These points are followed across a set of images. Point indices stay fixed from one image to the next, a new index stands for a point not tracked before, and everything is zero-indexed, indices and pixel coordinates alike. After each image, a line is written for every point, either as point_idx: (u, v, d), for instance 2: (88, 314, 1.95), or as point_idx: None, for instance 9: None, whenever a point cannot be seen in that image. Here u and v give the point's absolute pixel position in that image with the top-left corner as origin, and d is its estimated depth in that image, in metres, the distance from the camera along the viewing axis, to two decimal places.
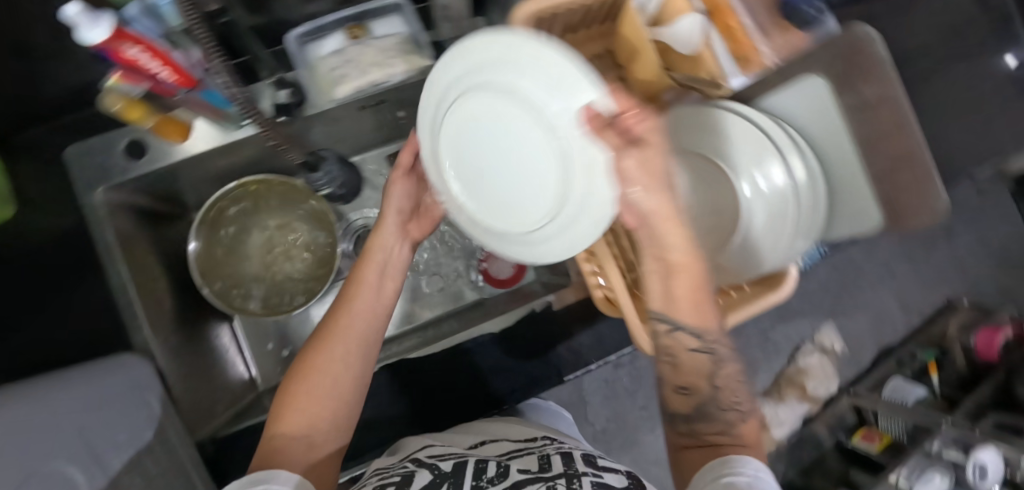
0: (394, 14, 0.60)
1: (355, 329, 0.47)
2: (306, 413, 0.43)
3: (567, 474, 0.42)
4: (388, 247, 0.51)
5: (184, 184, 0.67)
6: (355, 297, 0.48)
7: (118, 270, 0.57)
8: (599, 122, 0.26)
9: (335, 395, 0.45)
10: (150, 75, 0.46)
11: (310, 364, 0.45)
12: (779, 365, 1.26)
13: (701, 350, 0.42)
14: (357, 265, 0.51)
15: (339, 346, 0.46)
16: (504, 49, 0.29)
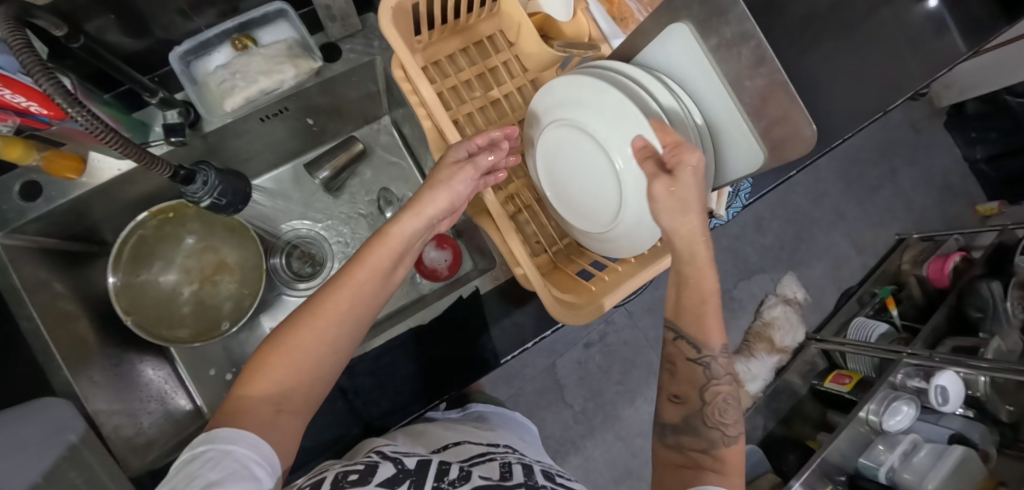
0: (279, 20, 0.60)
1: (356, 307, 0.42)
2: (280, 383, 0.38)
3: (527, 485, 0.43)
4: (411, 237, 0.45)
5: (95, 219, 0.65)
6: (364, 275, 0.42)
7: (29, 314, 0.55)
8: (646, 152, 0.42)
9: (315, 369, 0.40)
10: (17, 109, 0.46)
11: (300, 328, 0.39)
12: (747, 322, 1.28)
13: (697, 361, 0.47)
14: (367, 241, 0.44)
15: (336, 320, 0.41)
16: (590, 96, 0.47)
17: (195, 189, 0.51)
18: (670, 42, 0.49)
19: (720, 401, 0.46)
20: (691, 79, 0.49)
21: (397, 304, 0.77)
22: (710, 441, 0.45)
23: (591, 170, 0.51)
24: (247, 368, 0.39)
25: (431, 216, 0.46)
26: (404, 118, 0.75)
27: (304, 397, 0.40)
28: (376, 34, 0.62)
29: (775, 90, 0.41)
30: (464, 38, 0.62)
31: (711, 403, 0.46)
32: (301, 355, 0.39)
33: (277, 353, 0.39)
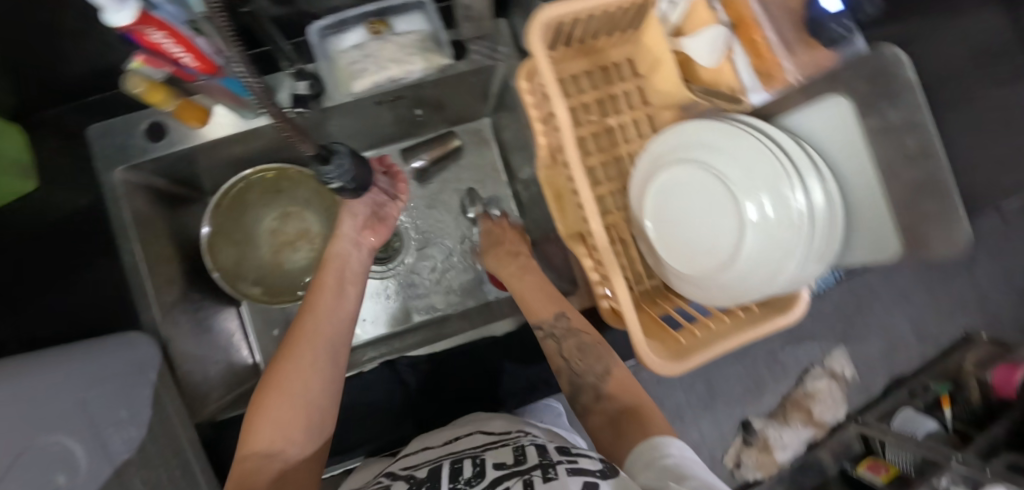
0: (416, 11, 0.60)
1: (322, 335, 0.51)
2: (279, 425, 0.44)
3: (542, 464, 0.40)
4: (343, 254, 0.58)
5: (200, 168, 0.67)
6: (317, 309, 0.53)
7: (132, 249, 0.58)
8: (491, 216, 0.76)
9: (307, 400, 0.47)
10: (173, 60, 0.47)
11: (279, 375, 0.47)
12: (786, 387, 1.22)
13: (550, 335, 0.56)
14: (317, 272, 0.57)
15: (310, 347, 0.49)
16: (728, 141, 0.50)
17: (330, 170, 0.42)
18: (823, 112, 0.48)
19: (576, 349, 0.56)
20: (835, 152, 0.48)
21: (460, 304, 0.77)
22: (592, 387, 0.53)
23: (710, 215, 0.52)
24: (247, 432, 0.45)
25: (350, 234, 0.59)
26: (504, 123, 0.75)
27: (306, 431, 0.46)
28: (504, 40, 0.63)
29: (926, 189, 0.39)
30: (592, 61, 0.61)
31: (571, 354, 0.55)
32: (285, 396, 0.46)
33: (266, 403, 0.45)
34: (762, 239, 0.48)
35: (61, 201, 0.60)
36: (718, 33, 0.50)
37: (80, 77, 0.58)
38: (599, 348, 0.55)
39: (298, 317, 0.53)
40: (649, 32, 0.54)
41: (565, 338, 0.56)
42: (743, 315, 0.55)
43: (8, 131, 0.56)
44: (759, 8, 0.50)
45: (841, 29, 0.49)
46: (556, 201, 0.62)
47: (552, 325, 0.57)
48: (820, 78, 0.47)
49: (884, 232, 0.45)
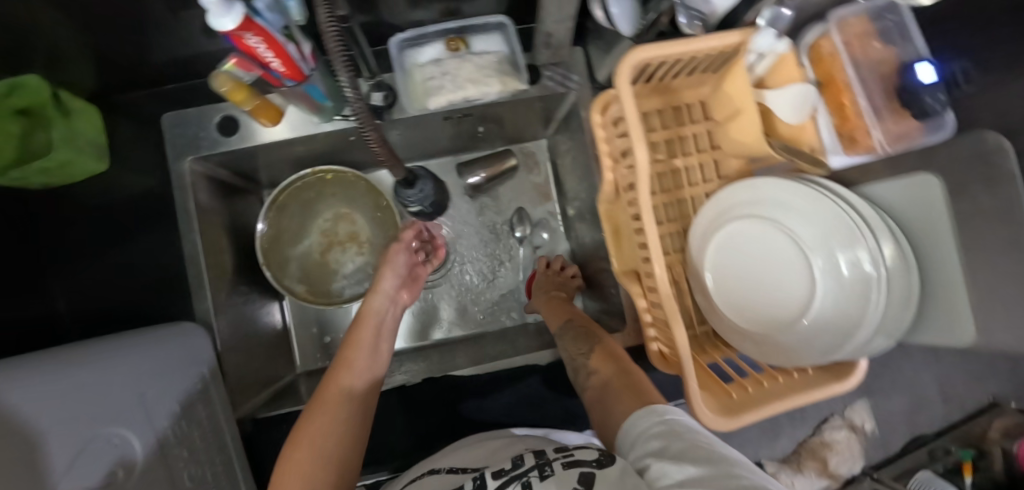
0: (495, 31, 0.60)
1: (352, 392, 0.50)
2: (307, 480, 0.41)
3: (540, 464, 0.37)
4: (380, 311, 0.59)
5: (261, 163, 0.68)
6: (349, 362, 0.52)
7: (193, 240, 0.59)
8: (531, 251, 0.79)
9: (337, 456, 0.44)
10: (263, 63, 0.47)
11: (309, 426, 0.45)
12: (802, 433, 1.20)
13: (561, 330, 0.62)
14: (351, 327, 0.57)
15: (338, 404, 0.48)
16: (808, 202, 0.49)
17: (413, 193, 0.46)
18: (912, 185, 0.46)
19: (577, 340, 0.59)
20: (918, 226, 0.47)
21: (498, 322, 0.77)
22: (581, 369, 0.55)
23: (778, 270, 0.52)
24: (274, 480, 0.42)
25: (389, 290, 0.60)
26: (561, 147, 0.75)
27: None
28: (578, 68, 0.63)
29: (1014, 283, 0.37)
30: (665, 100, 0.61)
31: (571, 346, 0.59)
32: (315, 451, 0.43)
33: (295, 456, 0.43)
34: (829, 303, 0.48)
35: (129, 184, 0.62)
36: (805, 92, 0.49)
37: (161, 68, 0.59)
38: (594, 334, 0.57)
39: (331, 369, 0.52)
40: (732, 80, 0.53)
41: (567, 333, 0.61)
42: (797, 376, 0.54)
43: (89, 115, 0.57)
44: (853, 72, 0.49)
45: (937, 104, 0.45)
46: (614, 235, 0.62)
47: (563, 327, 0.62)
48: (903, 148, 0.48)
49: (957, 314, 0.44)
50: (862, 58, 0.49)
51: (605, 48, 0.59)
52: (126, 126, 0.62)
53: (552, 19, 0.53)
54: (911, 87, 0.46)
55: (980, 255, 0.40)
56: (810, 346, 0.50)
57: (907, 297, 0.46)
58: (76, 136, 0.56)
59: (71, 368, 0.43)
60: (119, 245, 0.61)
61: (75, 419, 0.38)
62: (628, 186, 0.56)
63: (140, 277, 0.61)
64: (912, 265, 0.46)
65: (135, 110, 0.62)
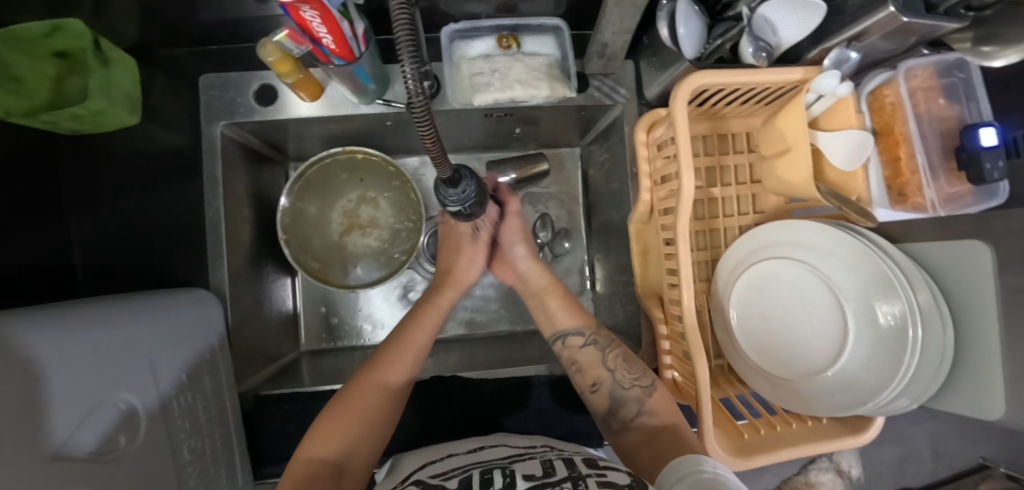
0: (549, 34, 0.59)
1: (405, 360, 0.54)
2: (344, 442, 0.44)
3: (573, 477, 0.37)
4: (443, 305, 0.63)
5: (293, 136, 0.67)
6: (410, 344, 0.55)
7: (216, 206, 0.58)
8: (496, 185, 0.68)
9: (378, 423, 0.47)
10: (314, 38, 0.46)
11: (357, 394, 0.49)
12: (786, 469, 1.05)
13: (588, 343, 0.56)
14: (416, 310, 0.61)
15: (389, 371, 0.52)
16: (851, 254, 0.48)
17: (454, 194, 0.41)
18: (959, 249, 0.46)
19: (622, 360, 0.53)
20: (960, 293, 0.46)
21: (509, 328, 0.75)
22: (637, 401, 0.49)
23: (807, 317, 0.52)
24: (310, 434, 0.45)
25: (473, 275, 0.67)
26: (595, 157, 0.74)
27: (368, 453, 0.45)
28: (627, 82, 0.62)
29: None
30: (712, 126, 0.60)
31: (617, 365, 0.53)
32: (362, 415, 0.47)
33: (334, 416, 0.46)
34: (857, 358, 0.48)
35: (161, 141, 0.61)
36: (862, 142, 0.49)
37: (206, 29, 0.57)
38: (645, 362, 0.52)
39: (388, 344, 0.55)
40: (785, 117, 0.53)
41: (609, 348, 0.55)
42: (811, 424, 0.53)
43: (127, 65, 0.56)
44: (914, 127, 0.48)
45: (997, 172, 0.44)
46: (641, 257, 0.60)
47: (594, 335, 0.57)
48: (955, 206, 0.48)
49: (992, 386, 0.43)
50: (926, 112, 0.49)
51: (658, 67, 0.58)
52: (164, 81, 0.61)
53: (611, 30, 0.52)
54: (971, 148, 0.46)
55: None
56: (832, 398, 0.49)
57: (940, 362, 0.46)
58: (113, 86, 0.54)
59: (105, 317, 0.43)
60: (142, 201, 0.60)
61: (96, 373, 0.37)
62: (664, 210, 0.55)
63: (160, 237, 0.60)
64: (947, 327, 0.46)
65: (175, 67, 0.61)
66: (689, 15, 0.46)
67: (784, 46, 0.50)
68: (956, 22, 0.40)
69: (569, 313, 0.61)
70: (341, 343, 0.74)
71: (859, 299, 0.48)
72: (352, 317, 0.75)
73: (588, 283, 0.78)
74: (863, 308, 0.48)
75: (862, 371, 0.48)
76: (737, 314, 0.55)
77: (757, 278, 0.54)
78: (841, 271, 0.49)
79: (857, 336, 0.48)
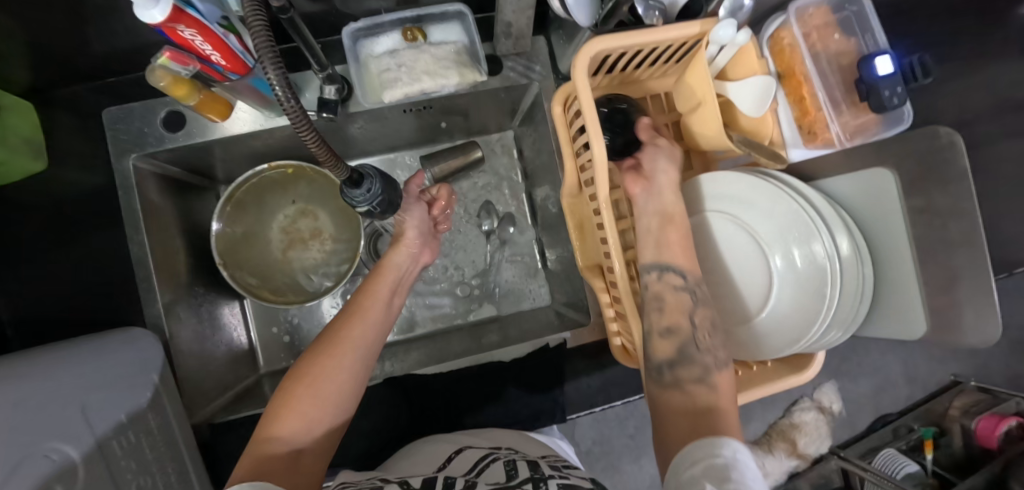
0: (454, 20, 0.58)
1: (365, 338, 0.48)
2: (304, 420, 0.41)
3: (534, 479, 0.38)
4: (400, 267, 0.56)
5: (216, 160, 0.65)
6: (365, 310, 0.50)
7: (140, 241, 0.56)
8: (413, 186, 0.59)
9: (337, 401, 0.43)
10: (201, 56, 0.45)
11: (316, 370, 0.43)
12: (772, 415, 1.07)
13: (683, 291, 0.45)
14: (369, 278, 0.54)
15: (349, 348, 0.45)
16: (775, 200, 0.49)
17: (359, 194, 0.41)
18: (867, 181, 0.47)
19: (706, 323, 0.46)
20: (870, 220, 0.48)
21: (469, 318, 0.76)
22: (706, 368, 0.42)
23: (742, 271, 0.52)
24: (266, 419, 0.41)
25: (413, 247, 0.56)
26: (527, 139, 0.74)
27: (326, 429, 0.42)
28: (541, 59, 0.62)
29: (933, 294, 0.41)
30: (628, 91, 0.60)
31: (703, 327, 0.45)
32: (319, 393, 0.42)
33: (293, 394, 0.41)
34: (786, 300, 0.49)
35: (75, 183, 0.59)
36: (766, 85, 0.49)
37: (98, 62, 0.55)
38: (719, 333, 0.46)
39: (340, 315, 0.49)
40: (692, 72, 0.53)
41: (702, 308, 0.46)
42: (757, 369, 0.53)
43: (21, 110, 0.54)
44: (812, 64, 0.49)
45: (896, 98, 0.45)
46: (577, 230, 0.60)
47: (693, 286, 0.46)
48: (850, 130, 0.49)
49: (910, 303, 0.45)
50: (823, 50, 0.49)
51: (566, 39, 0.58)
52: (66, 121, 0.59)
53: (510, 8, 0.51)
54: (866, 78, 0.46)
55: (944, 253, 0.41)
56: (773, 343, 0.49)
57: (862, 291, 0.47)
58: (11, 134, 0.52)
59: (26, 371, 0.42)
60: (66, 247, 0.58)
61: (21, 423, 0.36)
62: (589, 180, 0.55)
63: (90, 280, 0.59)
64: (864, 261, 0.48)
65: (76, 105, 0.59)
66: None
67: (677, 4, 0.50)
68: None
69: (681, 255, 0.47)
70: None
71: (781, 244, 0.49)
72: (308, 332, 0.74)
73: (540, 263, 0.78)
74: (785, 252, 0.49)
75: (796, 312, 0.48)
76: None
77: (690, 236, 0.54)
78: (764, 219, 0.50)
79: (787, 278, 0.49)
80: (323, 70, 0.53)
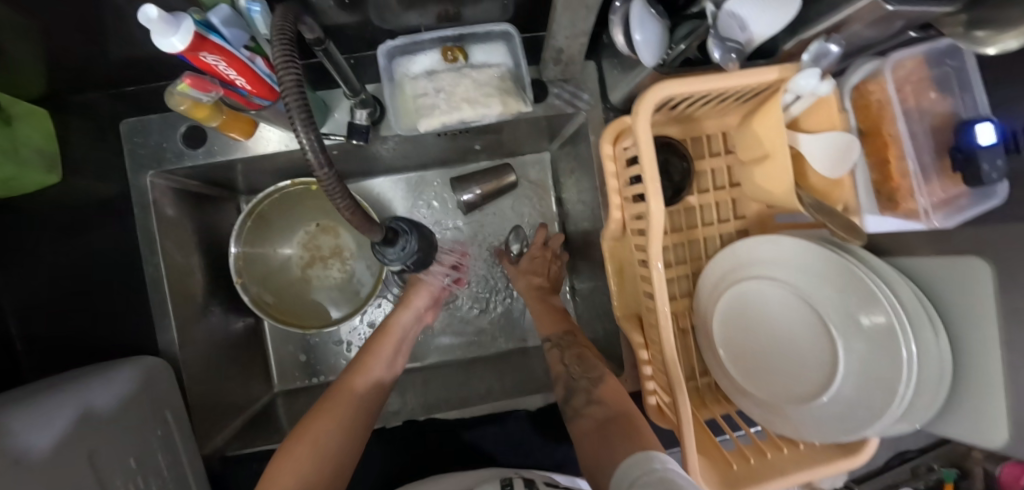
0: (499, 40, 0.53)
1: (360, 397, 0.51)
2: (298, 477, 0.42)
3: None
4: (405, 327, 0.59)
5: (237, 174, 0.62)
6: (365, 369, 0.53)
7: (155, 262, 0.53)
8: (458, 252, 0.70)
9: (333, 456, 0.45)
10: (226, 81, 0.41)
11: (317, 427, 0.47)
12: None
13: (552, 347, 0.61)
14: (374, 338, 0.57)
15: (344, 407, 0.49)
16: (833, 273, 0.44)
17: (393, 253, 0.38)
18: (952, 264, 0.42)
19: (576, 359, 0.57)
20: (951, 307, 0.42)
21: (489, 349, 0.73)
22: (585, 391, 0.52)
23: (796, 340, 0.49)
24: (267, 479, 0.43)
25: (418, 307, 0.60)
26: (565, 164, 0.69)
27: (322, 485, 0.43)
28: (589, 86, 0.57)
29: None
30: (684, 129, 0.55)
31: (571, 362, 0.57)
32: (316, 451, 0.45)
33: (293, 451, 0.44)
34: (848, 382, 0.44)
35: (89, 195, 0.56)
36: (847, 143, 0.43)
37: (114, 73, 0.51)
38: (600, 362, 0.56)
39: (343, 375, 0.53)
40: (762, 120, 0.47)
41: (568, 349, 0.59)
42: (803, 448, 0.49)
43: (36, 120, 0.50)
44: (905, 125, 0.43)
45: (995, 173, 0.39)
46: (617, 276, 0.56)
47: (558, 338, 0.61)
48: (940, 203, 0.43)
49: (989, 407, 0.40)
50: (915, 107, 0.44)
51: (621, 69, 0.52)
52: (80, 129, 0.55)
53: (563, 35, 0.46)
54: (966, 147, 0.41)
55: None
56: (825, 426, 0.45)
57: (938, 381, 0.42)
58: (23, 146, 0.49)
59: (52, 393, 0.41)
60: (79, 262, 0.56)
61: None
62: (637, 230, 0.51)
63: (105, 297, 0.57)
64: (938, 333, 0.42)
65: (91, 112, 0.55)
66: (644, 19, 0.40)
67: (755, 40, 0.42)
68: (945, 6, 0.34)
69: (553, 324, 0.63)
70: (318, 379, 0.72)
71: (843, 318, 0.44)
72: (325, 351, 0.72)
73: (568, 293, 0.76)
74: (849, 328, 0.44)
75: (857, 397, 0.44)
76: (721, 337, 0.52)
77: (737, 298, 0.51)
78: (821, 285, 0.46)
79: (846, 355, 0.45)
80: (354, 94, 0.49)
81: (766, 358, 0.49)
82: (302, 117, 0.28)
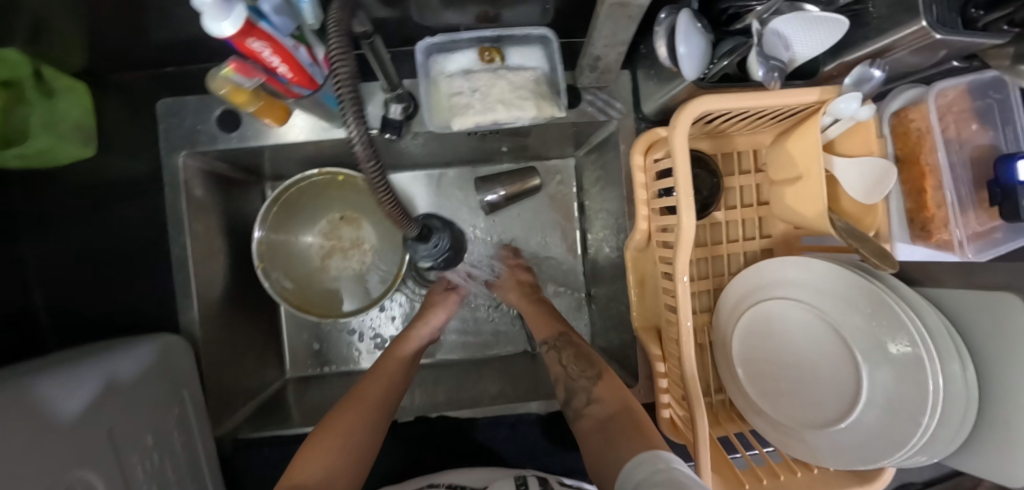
0: (536, 44, 0.53)
1: (379, 398, 0.51)
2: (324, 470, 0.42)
3: None
4: (421, 340, 0.60)
5: (265, 161, 0.62)
6: (382, 372, 0.54)
7: (182, 243, 0.54)
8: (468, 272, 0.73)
9: (355, 450, 0.45)
10: (268, 67, 0.41)
11: (339, 423, 0.47)
12: None
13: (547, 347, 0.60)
14: (392, 345, 0.59)
15: (365, 406, 0.49)
16: (861, 298, 0.44)
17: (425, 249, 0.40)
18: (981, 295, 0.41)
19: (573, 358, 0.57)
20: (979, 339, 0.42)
21: (500, 349, 0.73)
22: (584, 390, 0.52)
23: (818, 364, 0.48)
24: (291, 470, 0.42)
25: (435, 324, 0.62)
26: (590, 172, 0.69)
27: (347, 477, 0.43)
28: (623, 95, 0.57)
29: None
30: (716, 144, 0.55)
31: (569, 361, 0.56)
32: (340, 445, 0.44)
33: (315, 445, 0.44)
34: (870, 410, 0.44)
35: (121, 173, 0.57)
36: (883, 170, 0.43)
37: (155, 54, 0.52)
38: (596, 358, 0.56)
39: (364, 378, 0.53)
40: (797, 141, 0.47)
41: (564, 349, 0.58)
42: (818, 472, 0.49)
43: (77, 94, 0.50)
44: (945, 155, 0.43)
45: None
46: (637, 286, 0.57)
47: (554, 339, 0.60)
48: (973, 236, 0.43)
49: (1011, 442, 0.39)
50: (955, 138, 0.43)
51: (657, 81, 0.52)
52: (117, 107, 0.56)
53: (603, 43, 0.46)
54: (1007, 181, 0.40)
55: None
56: (844, 452, 0.44)
57: (964, 414, 0.41)
58: (62, 120, 0.49)
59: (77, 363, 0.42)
60: (106, 238, 0.57)
61: None
62: (662, 242, 0.51)
63: (128, 274, 0.57)
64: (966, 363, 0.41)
65: (128, 91, 0.56)
66: (690, 33, 0.40)
67: (796, 59, 0.42)
68: (994, 39, 0.34)
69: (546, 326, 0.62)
70: (329, 368, 0.72)
71: (869, 345, 0.44)
72: (338, 341, 0.73)
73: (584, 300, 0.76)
74: (874, 355, 0.44)
75: (879, 424, 0.43)
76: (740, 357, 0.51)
77: (759, 318, 0.50)
78: (848, 311, 0.45)
79: (870, 383, 0.44)
80: (392, 88, 0.49)
81: (785, 380, 0.49)
82: (353, 109, 0.28)
